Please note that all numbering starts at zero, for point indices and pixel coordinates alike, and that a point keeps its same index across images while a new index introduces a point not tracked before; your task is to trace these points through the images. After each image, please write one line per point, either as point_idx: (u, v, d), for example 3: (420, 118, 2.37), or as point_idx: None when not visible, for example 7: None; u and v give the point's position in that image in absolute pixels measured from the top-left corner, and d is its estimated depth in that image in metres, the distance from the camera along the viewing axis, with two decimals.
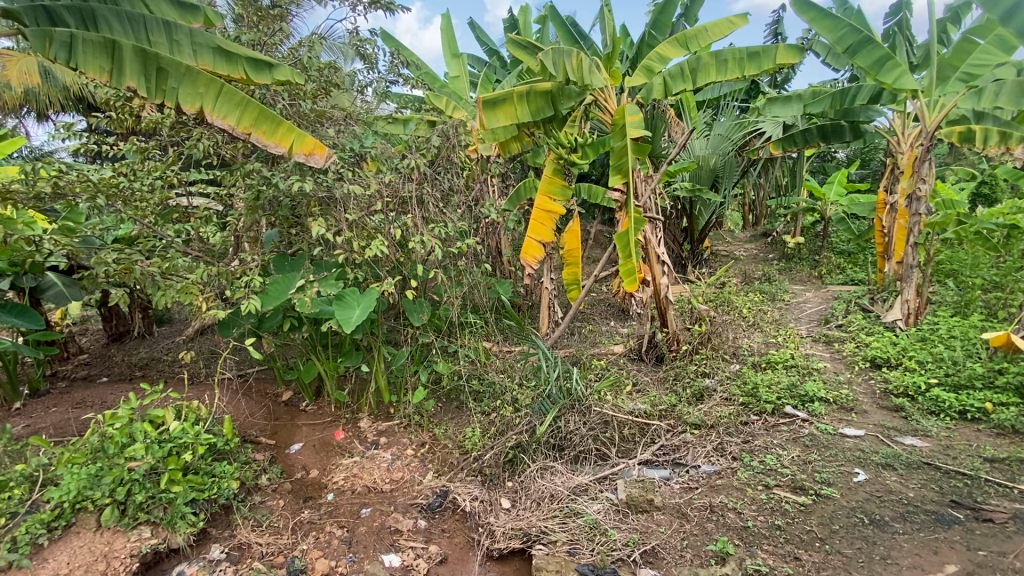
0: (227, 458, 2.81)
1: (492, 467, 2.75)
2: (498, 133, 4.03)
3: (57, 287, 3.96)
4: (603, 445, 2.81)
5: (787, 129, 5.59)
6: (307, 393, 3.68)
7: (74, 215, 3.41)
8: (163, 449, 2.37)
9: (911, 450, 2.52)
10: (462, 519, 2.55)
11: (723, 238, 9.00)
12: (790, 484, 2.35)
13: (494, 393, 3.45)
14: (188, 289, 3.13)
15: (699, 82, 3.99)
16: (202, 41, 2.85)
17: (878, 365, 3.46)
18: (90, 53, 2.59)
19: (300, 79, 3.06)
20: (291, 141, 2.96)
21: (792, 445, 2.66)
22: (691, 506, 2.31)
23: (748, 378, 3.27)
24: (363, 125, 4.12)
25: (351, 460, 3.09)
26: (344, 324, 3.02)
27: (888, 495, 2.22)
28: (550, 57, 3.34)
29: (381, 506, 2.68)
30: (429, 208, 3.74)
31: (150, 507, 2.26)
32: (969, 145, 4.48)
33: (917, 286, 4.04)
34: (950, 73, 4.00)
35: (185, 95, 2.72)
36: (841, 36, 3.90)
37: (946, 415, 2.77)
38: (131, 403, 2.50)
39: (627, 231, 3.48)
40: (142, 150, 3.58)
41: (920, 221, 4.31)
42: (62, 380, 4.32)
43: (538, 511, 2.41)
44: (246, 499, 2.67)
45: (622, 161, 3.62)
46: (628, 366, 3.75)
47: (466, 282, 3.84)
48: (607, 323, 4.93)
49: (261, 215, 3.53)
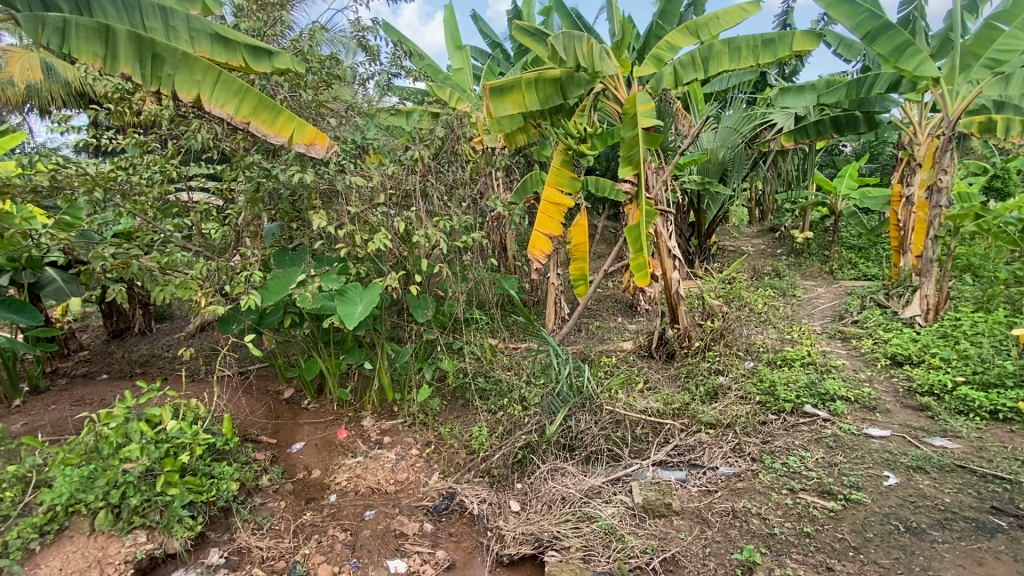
0: (227, 458, 2.72)
1: (500, 468, 2.66)
2: (504, 124, 3.86)
3: (56, 283, 3.95)
4: (616, 445, 2.71)
5: (798, 121, 5.30)
6: (310, 391, 3.60)
7: (73, 209, 3.29)
8: (159, 450, 2.26)
9: (942, 452, 2.42)
10: (470, 523, 2.45)
11: (730, 233, 8.87)
12: (817, 488, 2.25)
13: (501, 391, 3.35)
14: (187, 284, 3.03)
15: (711, 71, 3.84)
16: (200, 28, 2.74)
17: (900, 362, 3.35)
18: (83, 38, 2.45)
19: (300, 68, 2.99)
20: (291, 130, 2.86)
21: (815, 446, 2.56)
22: (712, 511, 2.21)
23: (764, 376, 3.16)
24: (365, 117, 4.02)
25: (354, 460, 3.01)
26: (346, 320, 2.92)
27: (922, 501, 2.11)
28: (561, 42, 3.21)
29: (385, 508, 2.59)
30: (434, 200, 3.62)
31: (145, 510, 2.16)
32: (990, 135, 4.27)
33: (937, 281, 3.93)
34: (973, 61, 3.89)
35: (182, 83, 2.61)
36: (860, 22, 3.73)
37: (976, 416, 2.66)
38: (126, 401, 2.41)
39: (638, 223, 3.38)
40: (142, 143, 3.52)
41: (941, 213, 4.13)
42: (61, 378, 4.24)
43: (550, 516, 2.30)
44: (246, 501, 2.58)
45: (633, 153, 3.50)
46: (638, 364, 3.64)
47: (472, 277, 3.72)
48: (614, 319, 4.83)
49: (261, 208, 3.44)
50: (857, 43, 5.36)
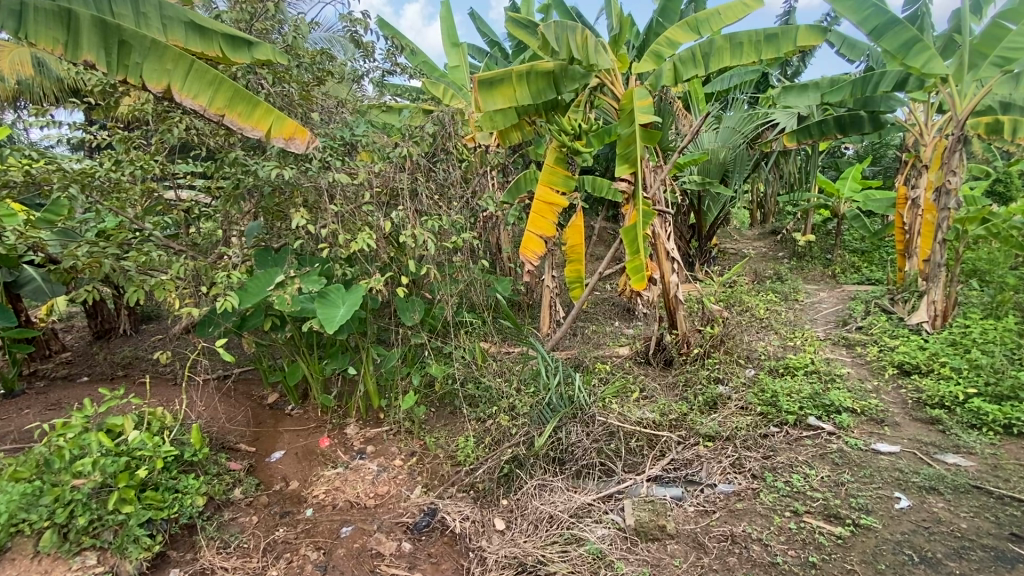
0: (196, 470, 2.58)
1: (485, 482, 2.54)
2: (497, 121, 3.77)
3: (35, 282, 3.85)
4: (608, 458, 2.55)
5: (801, 120, 5.16)
6: (293, 397, 3.44)
7: (56, 208, 3.24)
8: (114, 464, 2.12)
9: (956, 471, 2.27)
10: (451, 542, 2.29)
11: (731, 236, 8.72)
12: (822, 511, 2.09)
13: (491, 398, 3.20)
14: (162, 285, 2.88)
15: (712, 68, 3.70)
16: (172, 15, 2.58)
17: (907, 371, 3.21)
18: (43, 23, 2.29)
19: (282, 59, 2.83)
20: (269, 124, 2.73)
21: (820, 463, 2.41)
22: (709, 536, 2.06)
23: (766, 386, 3.01)
24: (356, 114, 3.86)
25: (333, 472, 2.86)
26: (326, 324, 2.77)
27: (936, 527, 1.96)
28: (552, 32, 3.05)
29: (363, 525, 2.45)
30: (423, 200, 3.44)
31: (97, 530, 2.03)
32: (998, 137, 4.12)
33: (945, 286, 3.77)
34: (980, 61, 3.73)
35: (151, 72, 2.46)
36: (865, 18, 3.59)
37: (989, 430, 2.51)
38: (85, 410, 2.29)
39: (634, 224, 3.24)
40: (126, 139, 3.38)
41: (950, 215, 3.93)
42: (40, 380, 4.07)
43: (535, 537, 2.16)
44: (214, 516, 2.45)
45: (629, 150, 3.35)
46: (635, 371, 3.49)
47: (463, 279, 3.57)
48: (611, 323, 4.68)
49: (241, 205, 3.30)
50: (861, 43, 5.23)
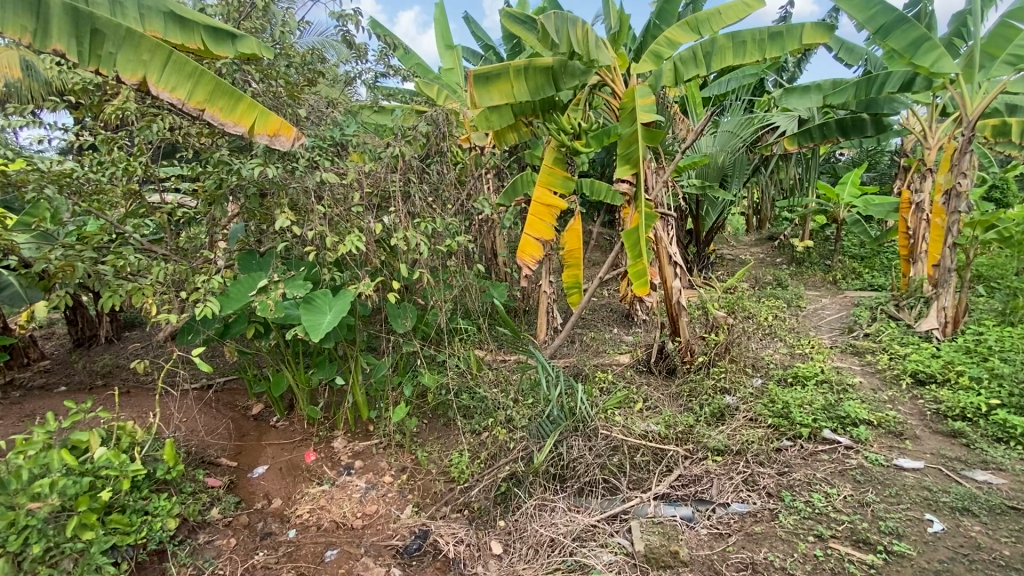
0: (169, 489, 2.39)
1: (481, 502, 2.37)
2: (492, 120, 3.55)
3: (12, 287, 3.67)
4: (612, 474, 2.40)
5: (802, 122, 5.04)
6: (278, 408, 3.26)
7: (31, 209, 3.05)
8: (75, 486, 1.92)
9: (988, 489, 2.14)
10: (444, 568, 2.12)
11: (727, 242, 8.61)
12: (849, 536, 1.95)
13: (486, 410, 3.04)
14: (139, 290, 2.68)
15: (714, 67, 3.58)
16: (152, 5, 2.45)
17: (922, 381, 3.09)
18: (9, 9, 2.13)
19: (269, 53, 2.67)
20: (253, 119, 2.57)
21: (840, 480, 2.27)
22: (726, 563, 1.91)
23: (777, 397, 2.86)
24: (348, 114, 3.69)
25: (319, 490, 2.68)
26: (312, 331, 2.62)
27: (976, 553, 1.82)
28: (553, 23, 2.94)
29: (349, 547, 2.28)
30: (415, 202, 3.28)
31: (54, 559, 1.84)
32: (1006, 139, 4.04)
33: (956, 292, 3.66)
34: (990, 62, 3.68)
35: (125, 63, 2.29)
36: (873, 15, 3.48)
37: (1017, 444, 2.39)
38: (47, 425, 2.09)
39: (636, 227, 3.09)
40: (109, 139, 3.15)
41: (960, 219, 3.78)
42: (15, 391, 3.84)
43: (535, 564, 2.01)
44: (187, 540, 2.27)
45: (629, 151, 3.20)
46: (636, 380, 3.35)
47: (457, 284, 3.38)
48: (610, 330, 4.54)
49: (225, 206, 3.13)
50: (859, 48, 5.17)
